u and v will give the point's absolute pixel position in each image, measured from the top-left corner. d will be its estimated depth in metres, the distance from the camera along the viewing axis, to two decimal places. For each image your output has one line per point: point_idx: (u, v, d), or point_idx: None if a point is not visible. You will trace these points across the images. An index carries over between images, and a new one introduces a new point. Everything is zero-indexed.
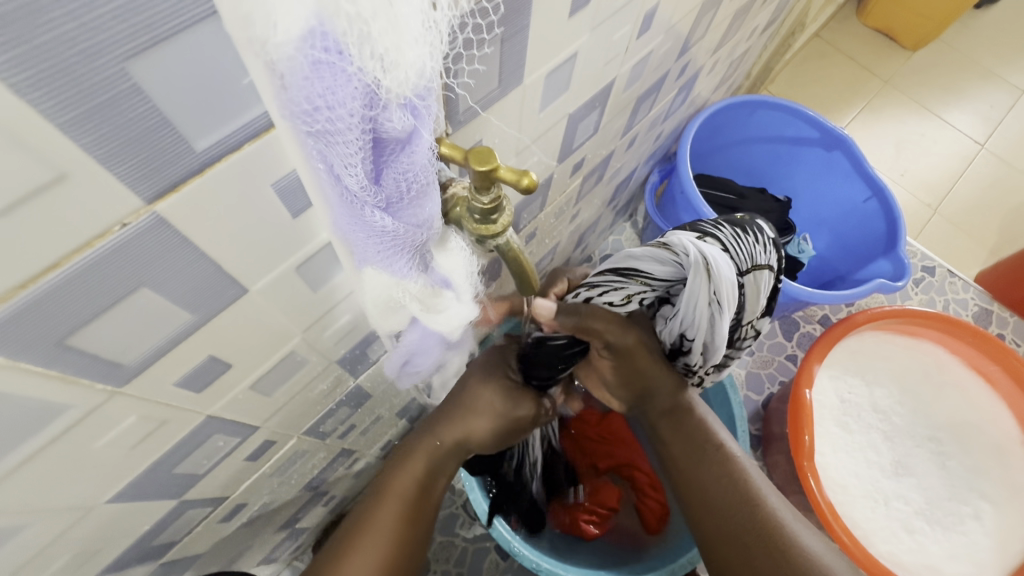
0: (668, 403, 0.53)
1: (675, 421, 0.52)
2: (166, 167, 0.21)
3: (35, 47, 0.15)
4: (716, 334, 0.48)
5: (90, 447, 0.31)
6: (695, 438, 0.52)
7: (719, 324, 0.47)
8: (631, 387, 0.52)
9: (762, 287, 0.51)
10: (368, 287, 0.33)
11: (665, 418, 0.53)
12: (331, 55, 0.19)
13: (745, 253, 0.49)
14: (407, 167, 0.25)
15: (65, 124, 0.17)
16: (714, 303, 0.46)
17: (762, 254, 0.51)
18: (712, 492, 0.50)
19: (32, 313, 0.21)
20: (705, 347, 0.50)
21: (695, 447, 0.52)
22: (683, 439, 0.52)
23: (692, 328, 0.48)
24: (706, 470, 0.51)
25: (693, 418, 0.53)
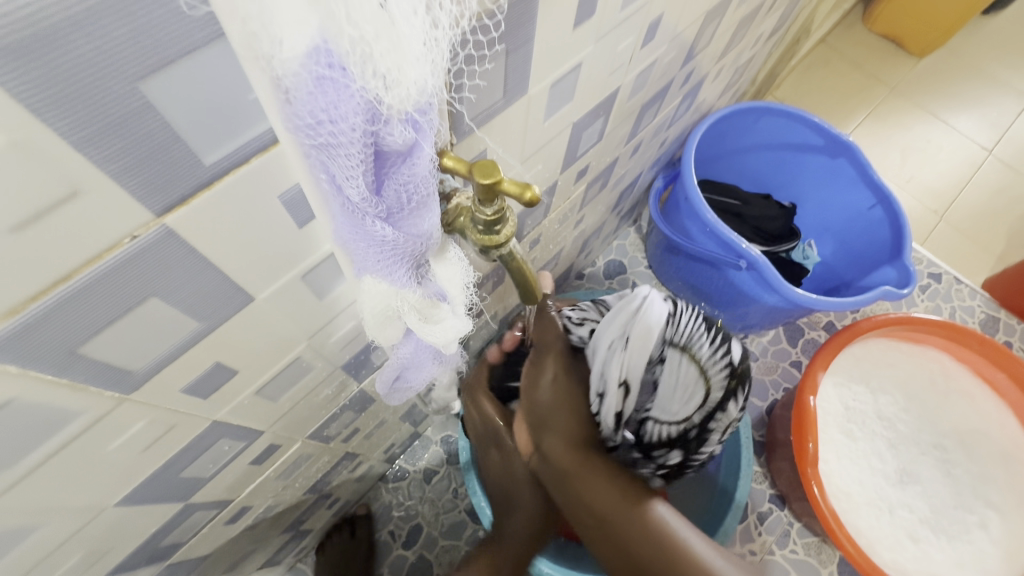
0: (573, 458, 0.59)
1: (586, 479, 0.58)
2: (176, 181, 0.21)
3: (57, 66, 0.16)
4: (612, 373, 0.60)
5: (100, 451, 0.31)
6: (603, 499, 0.57)
7: (616, 357, 0.59)
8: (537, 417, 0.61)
9: (684, 373, 0.61)
10: (363, 297, 0.32)
11: (575, 477, 0.58)
12: (335, 71, 0.20)
13: (688, 334, 0.60)
14: (408, 179, 0.25)
15: (79, 142, 0.18)
16: (620, 340, 0.59)
17: (715, 357, 0.59)
18: (632, 543, 0.55)
19: (45, 322, 0.21)
20: (604, 387, 0.61)
21: (613, 503, 0.56)
22: (601, 494, 0.57)
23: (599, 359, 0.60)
24: (623, 523, 0.55)
25: (602, 473, 0.58)
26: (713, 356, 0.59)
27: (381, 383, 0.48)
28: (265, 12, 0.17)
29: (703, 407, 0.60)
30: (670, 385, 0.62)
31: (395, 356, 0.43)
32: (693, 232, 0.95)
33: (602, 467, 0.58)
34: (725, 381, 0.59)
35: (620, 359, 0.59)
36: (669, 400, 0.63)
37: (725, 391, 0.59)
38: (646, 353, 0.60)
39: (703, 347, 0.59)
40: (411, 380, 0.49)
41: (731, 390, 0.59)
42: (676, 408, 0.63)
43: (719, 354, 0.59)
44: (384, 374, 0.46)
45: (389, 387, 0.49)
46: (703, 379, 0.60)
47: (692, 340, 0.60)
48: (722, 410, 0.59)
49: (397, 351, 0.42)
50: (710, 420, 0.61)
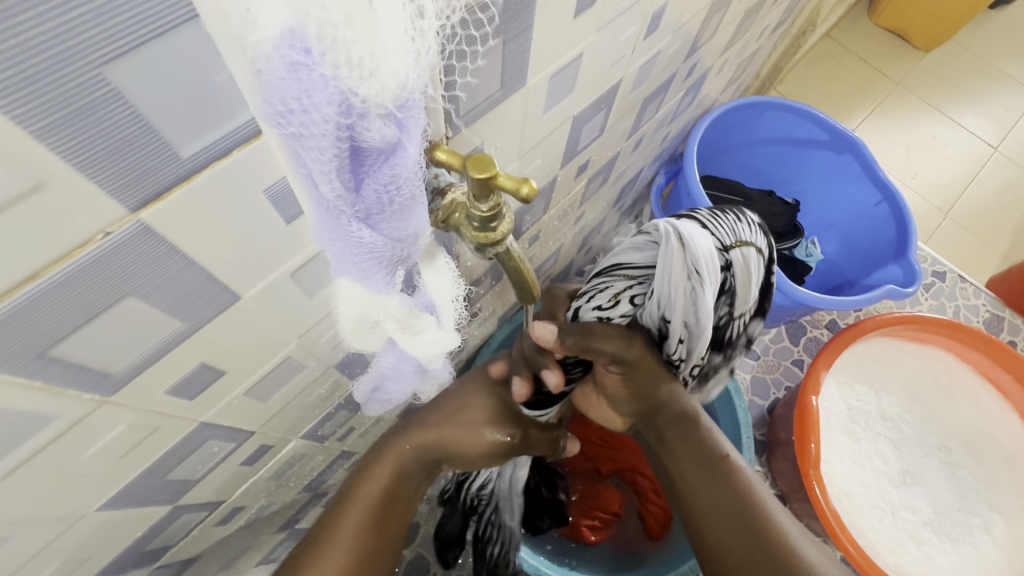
0: (675, 413, 0.52)
1: (682, 430, 0.51)
2: (151, 174, 0.20)
3: (11, 50, 0.14)
4: (705, 316, 0.45)
5: (79, 455, 0.30)
6: (680, 432, 0.51)
7: (702, 298, 0.44)
8: (645, 404, 0.52)
9: (756, 269, 0.48)
10: (341, 304, 0.30)
11: (671, 429, 0.52)
12: (310, 57, 0.18)
13: (729, 229, 0.48)
14: (390, 178, 0.23)
15: (39, 132, 0.16)
16: (695, 277, 0.43)
17: (750, 230, 0.50)
18: (716, 509, 0.47)
19: (10, 324, 0.20)
20: (690, 331, 0.47)
21: (695, 450, 0.50)
22: (691, 451, 0.50)
23: (674, 311, 0.45)
24: (711, 481, 0.48)
25: (701, 427, 0.51)
26: (756, 232, 0.50)
27: (362, 390, 0.47)
28: None
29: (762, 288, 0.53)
30: (746, 282, 0.48)
31: (376, 366, 0.42)
32: None
33: (703, 429, 0.51)
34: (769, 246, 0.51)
35: (708, 297, 0.44)
36: (746, 300, 0.50)
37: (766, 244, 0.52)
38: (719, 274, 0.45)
39: (747, 239, 0.48)
40: (390, 392, 0.48)
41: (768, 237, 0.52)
42: (749, 300, 0.50)
43: (749, 224, 0.50)
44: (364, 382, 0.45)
45: (368, 395, 0.48)
46: (763, 258, 0.50)
47: (738, 230, 0.48)
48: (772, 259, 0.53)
49: (378, 361, 0.41)
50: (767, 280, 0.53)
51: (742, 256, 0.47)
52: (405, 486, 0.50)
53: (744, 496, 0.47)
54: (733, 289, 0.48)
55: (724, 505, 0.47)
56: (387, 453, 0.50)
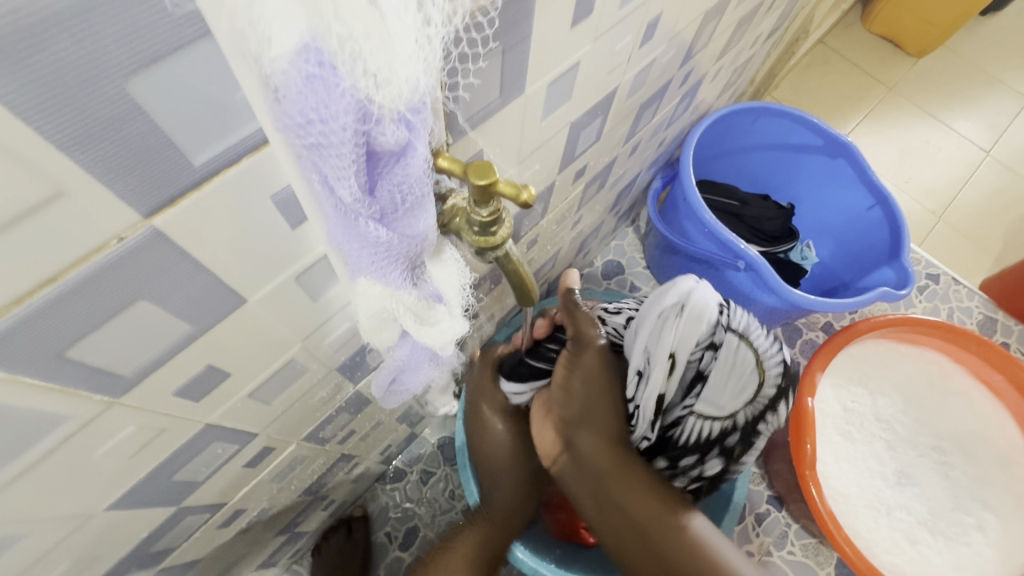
0: (610, 458, 0.54)
1: (621, 477, 0.53)
2: (166, 181, 0.21)
3: (39, 65, 0.15)
4: (663, 352, 0.55)
5: (89, 456, 0.31)
6: (621, 484, 0.53)
7: (668, 331, 0.55)
8: (579, 412, 0.55)
9: (734, 369, 0.56)
10: (359, 300, 0.31)
11: (613, 480, 0.53)
12: (327, 69, 0.18)
13: (744, 323, 0.57)
14: (402, 179, 0.24)
15: (63, 142, 0.17)
16: (676, 309, 0.55)
17: (768, 353, 0.57)
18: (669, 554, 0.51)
19: (28, 326, 0.21)
20: (645, 366, 0.56)
21: (645, 506, 0.52)
22: (632, 496, 0.53)
23: (643, 331, 0.57)
24: (655, 529, 0.51)
25: (638, 472, 0.54)
26: (769, 348, 0.57)
27: (378, 386, 0.47)
28: (254, 5, 0.16)
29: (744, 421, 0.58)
30: (723, 379, 0.56)
31: (390, 360, 0.43)
32: (690, 232, 0.94)
33: (639, 474, 0.54)
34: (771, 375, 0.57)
35: (671, 333, 0.55)
36: (718, 399, 0.57)
37: (775, 394, 0.57)
38: (699, 330, 0.55)
39: (751, 348, 0.56)
40: (407, 384, 0.49)
41: (783, 396, 0.58)
42: (721, 402, 0.57)
43: (772, 351, 0.57)
44: (380, 377, 0.46)
45: (385, 391, 0.49)
46: (756, 377, 0.56)
47: (750, 330, 0.57)
48: (769, 413, 0.58)
49: (393, 355, 0.42)
50: (754, 424, 0.58)
51: (731, 343, 0.55)
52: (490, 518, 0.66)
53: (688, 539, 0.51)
54: (706, 376, 0.56)
55: (674, 550, 0.50)
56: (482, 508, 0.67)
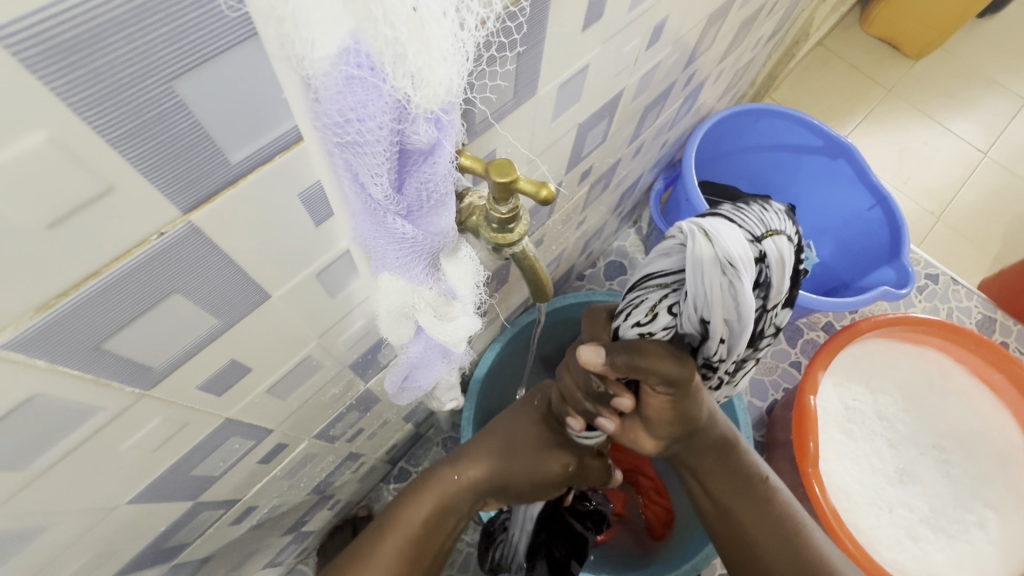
0: (715, 440, 0.52)
1: (718, 458, 0.52)
2: (205, 178, 0.22)
3: (100, 66, 0.16)
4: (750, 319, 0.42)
5: (115, 449, 0.32)
6: (724, 458, 0.52)
7: (739, 287, 0.41)
8: (686, 427, 0.49)
9: (790, 257, 0.46)
10: (381, 295, 0.32)
11: (713, 454, 0.52)
12: (365, 71, 0.19)
13: (756, 218, 0.46)
14: (429, 177, 0.25)
15: (115, 139, 0.18)
16: (731, 268, 0.40)
17: (778, 218, 0.48)
18: (764, 532, 0.50)
19: (71, 317, 0.22)
20: (729, 330, 0.43)
21: (740, 479, 0.52)
22: (728, 476, 0.52)
23: (712, 309, 0.41)
24: (751, 506, 0.51)
25: (740, 451, 0.53)
26: (784, 222, 0.49)
27: (391, 382, 0.48)
28: (302, 11, 0.17)
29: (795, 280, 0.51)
30: (780, 272, 0.45)
31: (404, 356, 0.44)
32: None
33: (738, 448, 0.53)
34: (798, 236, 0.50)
35: (746, 286, 0.41)
36: (781, 289, 0.47)
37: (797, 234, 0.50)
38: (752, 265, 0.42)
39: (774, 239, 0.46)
40: (419, 381, 0.49)
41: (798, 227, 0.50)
42: (784, 292, 0.48)
43: (777, 215, 0.49)
44: (393, 374, 0.47)
45: (397, 387, 0.50)
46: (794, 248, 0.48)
47: (765, 219, 0.47)
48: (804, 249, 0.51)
49: (406, 351, 0.43)
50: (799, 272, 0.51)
51: (775, 246, 0.45)
52: (447, 521, 0.55)
53: (783, 515, 0.51)
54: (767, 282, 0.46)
55: (766, 528, 0.50)
56: (433, 487, 0.55)
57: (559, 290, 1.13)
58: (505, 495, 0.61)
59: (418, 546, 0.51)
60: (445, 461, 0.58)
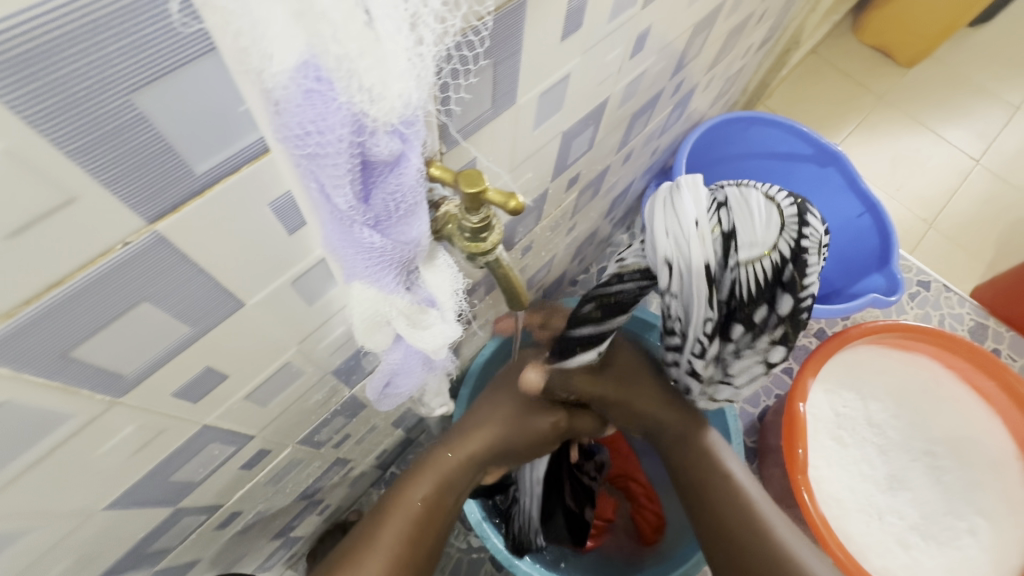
0: (680, 432, 0.59)
1: (682, 444, 0.59)
2: (169, 190, 0.22)
3: (54, 80, 0.16)
4: (693, 262, 0.47)
5: (89, 455, 0.32)
6: (697, 456, 0.58)
7: (679, 209, 0.49)
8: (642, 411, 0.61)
9: (759, 208, 0.47)
10: (354, 303, 0.32)
11: (680, 447, 0.59)
12: (324, 84, 0.19)
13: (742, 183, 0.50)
14: (395, 188, 0.25)
15: (73, 151, 0.18)
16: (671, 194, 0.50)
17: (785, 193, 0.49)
18: (724, 511, 0.54)
19: (34, 326, 0.22)
20: (670, 252, 0.49)
21: (708, 473, 0.57)
22: (697, 468, 0.57)
23: (653, 230, 0.50)
24: (714, 488, 0.56)
25: (707, 446, 0.58)
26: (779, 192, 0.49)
27: (373, 388, 0.48)
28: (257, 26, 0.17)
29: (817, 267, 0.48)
30: (745, 219, 0.47)
31: (385, 362, 0.44)
32: None
33: (704, 444, 0.58)
34: (805, 210, 0.48)
35: (684, 209, 0.48)
36: (756, 239, 0.47)
37: (812, 216, 0.48)
38: (702, 201, 0.49)
39: (784, 202, 0.48)
40: (401, 388, 0.49)
41: (814, 214, 0.47)
42: (761, 245, 0.47)
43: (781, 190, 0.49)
44: (375, 380, 0.47)
45: (380, 392, 0.50)
46: (780, 211, 0.48)
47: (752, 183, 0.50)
48: (815, 228, 0.47)
49: (387, 357, 0.43)
50: (803, 250, 0.46)
51: (738, 194, 0.49)
52: (448, 497, 0.54)
53: (750, 513, 0.53)
54: (733, 228, 0.48)
55: (731, 520, 0.53)
56: (426, 466, 0.55)
57: (552, 296, 1.14)
58: (504, 458, 0.61)
59: (426, 523, 0.51)
60: (444, 438, 0.58)
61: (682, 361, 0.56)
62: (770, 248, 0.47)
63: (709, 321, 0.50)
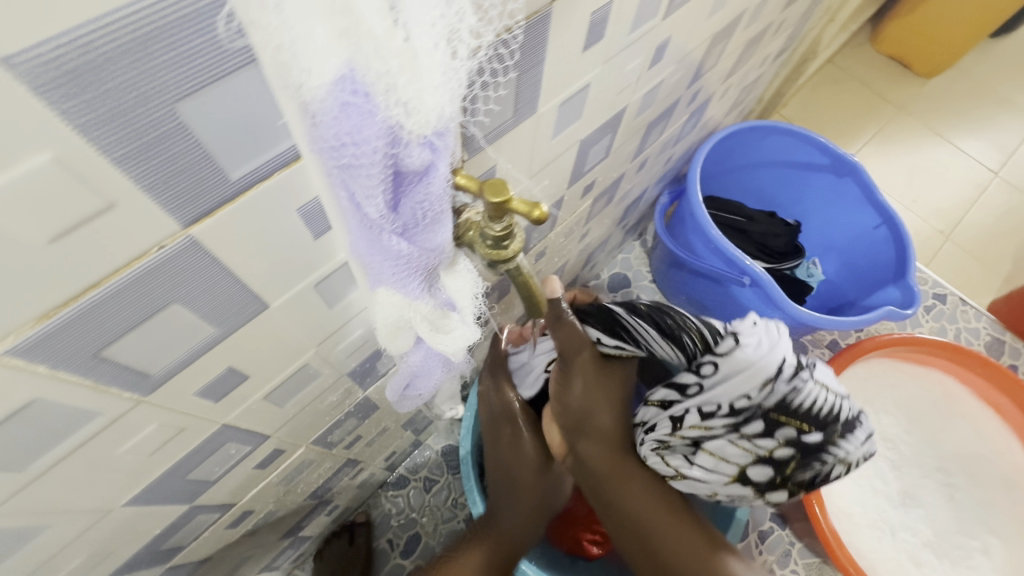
0: (608, 461, 0.57)
1: (625, 482, 0.56)
2: (206, 195, 0.22)
3: (102, 91, 0.17)
4: (778, 352, 0.51)
5: (110, 453, 0.32)
6: (631, 493, 0.56)
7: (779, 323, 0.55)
8: (577, 417, 0.58)
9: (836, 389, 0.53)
10: (378, 307, 0.32)
11: (611, 479, 0.57)
12: (359, 96, 0.20)
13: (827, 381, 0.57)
14: (424, 197, 0.26)
15: (119, 159, 0.19)
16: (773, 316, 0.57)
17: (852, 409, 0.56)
18: (671, 552, 0.53)
19: (69, 326, 0.22)
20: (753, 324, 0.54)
21: (645, 505, 0.55)
22: (634, 500, 0.56)
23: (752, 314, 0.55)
24: (653, 529, 0.54)
25: (635, 475, 0.57)
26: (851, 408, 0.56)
27: (393, 390, 0.49)
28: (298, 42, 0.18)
29: (840, 462, 0.53)
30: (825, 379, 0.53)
31: (405, 364, 0.44)
32: (697, 247, 0.95)
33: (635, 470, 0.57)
34: (852, 423, 0.53)
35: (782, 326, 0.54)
36: (823, 392, 0.52)
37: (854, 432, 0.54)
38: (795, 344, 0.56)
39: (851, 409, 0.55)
40: (420, 389, 0.50)
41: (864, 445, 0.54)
42: (822, 395, 0.52)
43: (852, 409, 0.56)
44: (396, 383, 0.47)
45: (400, 395, 0.50)
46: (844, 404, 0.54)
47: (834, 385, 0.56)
48: (851, 439, 0.53)
49: (407, 360, 0.43)
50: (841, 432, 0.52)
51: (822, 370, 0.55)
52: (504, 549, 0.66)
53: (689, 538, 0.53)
54: (811, 372, 0.52)
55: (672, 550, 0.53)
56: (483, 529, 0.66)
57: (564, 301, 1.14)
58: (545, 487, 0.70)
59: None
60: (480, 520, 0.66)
61: (675, 404, 0.56)
62: (834, 411, 0.52)
63: (746, 399, 0.51)
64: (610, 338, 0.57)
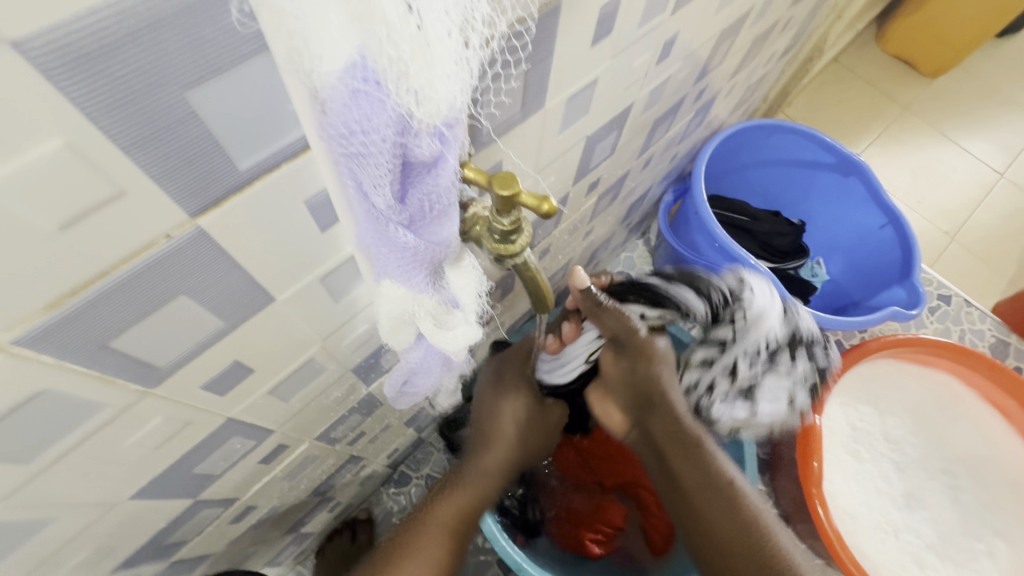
0: (676, 433, 0.57)
1: (686, 457, 0.56)
2: (214, 184, 0.22)
3: (112, 75, 0.17)
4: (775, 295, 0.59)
5: (117, 446, 0.32)
6: (696, 466, 0.56)
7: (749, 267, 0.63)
8: (643, 396, 0.59)
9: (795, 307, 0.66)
10: (382, 300, 0.32)
11: (674, 451, 0.57)
12: (370, 85, 0.20)
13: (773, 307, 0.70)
14: (431, 188, 0.25)
15: (128, 146, 0.19)
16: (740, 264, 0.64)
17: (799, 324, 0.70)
18: (722, 530, 0.52)
19: (78, 316, 0.22)
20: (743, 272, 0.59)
21: (707, 481, 0.55)
22: (697, 475, 0.55)
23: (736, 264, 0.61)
24: (711, 505, 0.54)
25: (703, 450, 0.56)
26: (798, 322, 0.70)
27: (391, 385, 0.49)
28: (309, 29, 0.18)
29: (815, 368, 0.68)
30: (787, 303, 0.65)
31: (404, 361, 0.44)
32: (701, 246, 0.94)
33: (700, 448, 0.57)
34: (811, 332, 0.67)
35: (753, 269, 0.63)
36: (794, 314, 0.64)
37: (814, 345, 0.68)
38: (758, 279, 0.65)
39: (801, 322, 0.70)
40: (420, 385, 0.49)
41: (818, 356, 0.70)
42: (796, 316, 0.64)
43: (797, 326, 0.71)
44: (394, 379, 0.47)
45: (397, 391, 0.50)
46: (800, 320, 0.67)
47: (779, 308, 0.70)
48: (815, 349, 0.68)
49: (407, 356, 0.43)
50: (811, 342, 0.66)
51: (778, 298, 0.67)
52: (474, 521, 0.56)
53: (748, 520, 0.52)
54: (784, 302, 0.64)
55: (727, 530, 0.52)
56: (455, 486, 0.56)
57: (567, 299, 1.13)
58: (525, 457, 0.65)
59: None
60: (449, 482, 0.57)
61: (718, 359, 0.60)
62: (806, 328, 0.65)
63: (773, 335, 0.58)
64: (652, 310, 0.55)
